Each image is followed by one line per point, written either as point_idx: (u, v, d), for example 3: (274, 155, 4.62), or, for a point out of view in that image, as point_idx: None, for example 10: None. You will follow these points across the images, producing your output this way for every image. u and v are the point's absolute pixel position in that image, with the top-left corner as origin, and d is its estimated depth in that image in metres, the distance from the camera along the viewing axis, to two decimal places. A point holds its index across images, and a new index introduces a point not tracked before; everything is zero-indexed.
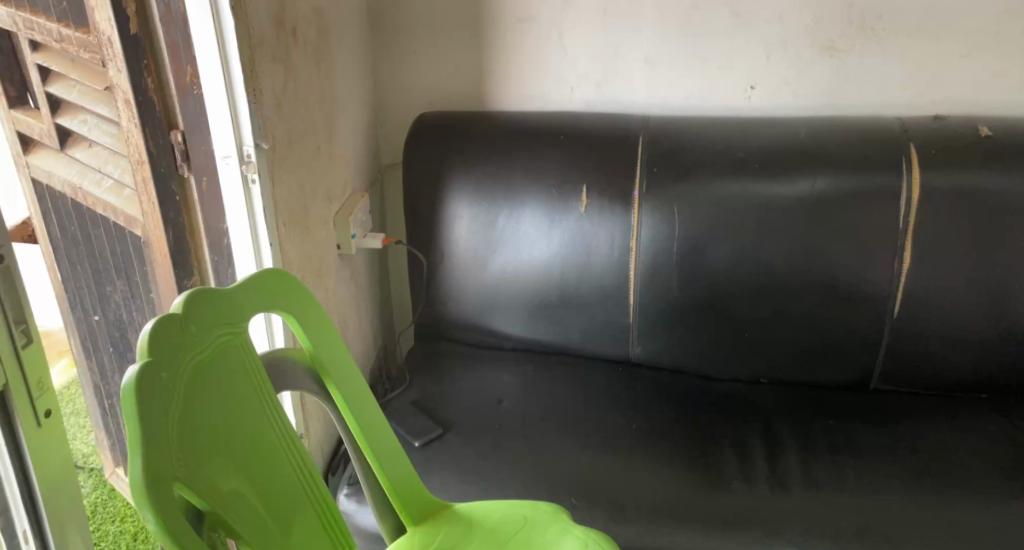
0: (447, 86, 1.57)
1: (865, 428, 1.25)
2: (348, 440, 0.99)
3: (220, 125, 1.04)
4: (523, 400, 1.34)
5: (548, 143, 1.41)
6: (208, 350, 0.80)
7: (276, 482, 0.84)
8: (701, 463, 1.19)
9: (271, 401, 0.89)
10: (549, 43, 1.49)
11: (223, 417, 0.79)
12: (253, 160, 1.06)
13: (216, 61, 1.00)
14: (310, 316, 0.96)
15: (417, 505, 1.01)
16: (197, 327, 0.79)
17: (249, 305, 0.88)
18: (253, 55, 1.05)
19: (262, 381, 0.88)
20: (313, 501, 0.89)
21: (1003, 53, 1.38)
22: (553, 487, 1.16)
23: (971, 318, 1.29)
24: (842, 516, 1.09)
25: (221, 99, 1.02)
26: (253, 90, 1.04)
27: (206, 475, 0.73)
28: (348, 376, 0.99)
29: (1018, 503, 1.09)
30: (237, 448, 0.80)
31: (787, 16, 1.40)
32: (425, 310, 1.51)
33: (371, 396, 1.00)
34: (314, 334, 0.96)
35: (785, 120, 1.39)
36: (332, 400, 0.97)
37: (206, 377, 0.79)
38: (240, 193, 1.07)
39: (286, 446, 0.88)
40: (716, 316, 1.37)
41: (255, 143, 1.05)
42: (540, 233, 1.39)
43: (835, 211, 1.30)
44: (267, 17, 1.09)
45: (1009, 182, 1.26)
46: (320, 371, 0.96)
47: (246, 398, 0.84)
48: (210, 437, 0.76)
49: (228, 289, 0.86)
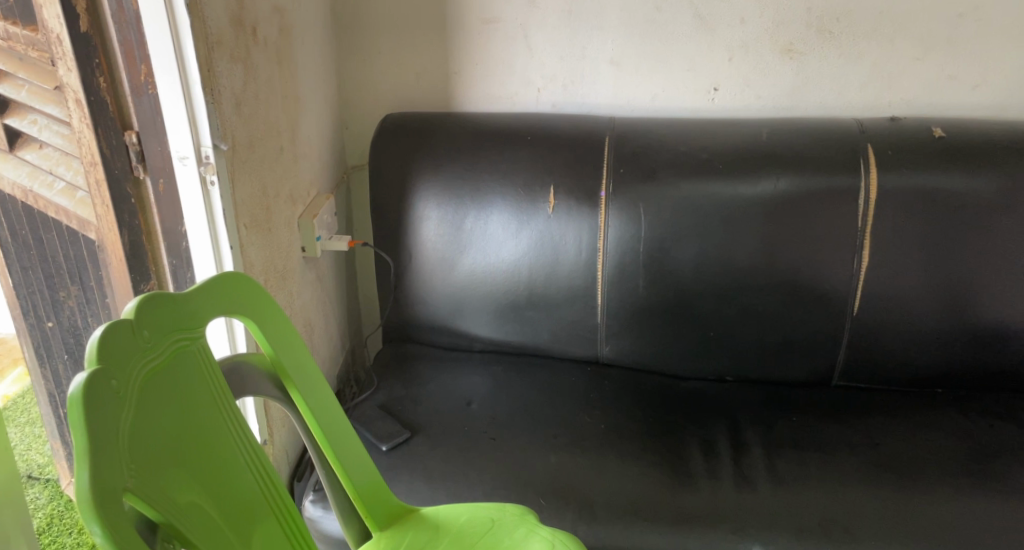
0: (412, 87, 1.56)
1: (827, 425, 1.27)
2: (311, 445, 0.98)
3: (177, 125, 1.02)
4: (491, 401, 1.34)
5: (514, 144, 1.41)
6: (162, 356, 0.79)
7: (236, 489, 0.83)
8: (668, 462, 1.20)
9: (230, 407, 0.87)
10: (514, 45, 1.49)
11: (179, 424, 0.78)
12: (211, 160, 1.04)
13: (172, 60, 0.99)
14: (270, 320, 0.94)
15: (382, 510, 1.00)
16: (151, 333, 0.78)
17: (206, 309, 0.86)
18: (210, 53, 1.03)
19: (221, 385, 0.87)
20: (274, 507, 0.88)
21: (957, 56, 1.41)
22: (520, 488, 1.15)
23: (929, 314, 1.32)
24: (805, 510, 1.11)
25: (178, 99, 1.01)
26: (210, 90, 1.03)
27: (160, 484, 0.72)
28: (312, 382, 0.97)
29: (973, 495, 1.12)
30: (194, 455, 0.78)
31: (747, 19, 1.41)
32: (393, 313, 1.50)
33: (334, 399, 0.99)
34: (275, 338, 0.94)
35: (747, 122, 1.40)
36: (295, 404, 0.96)
37: (159, 383, 0.77)
38: (198, 195, 1.05)
39: (246, 451, 0.87)
40: (682, 315, 1.38)
41: (213, 143, 1.03)
42: (509, 234, 1.39)
43: (796, 211, 1.32)
44: (226, 15, 1.08)
45: (963, 181, 1.28)
46: (282, 376, 0.94)
47: (204, 404, 0.83)
48: (163, 445, 0.75)
49: (184, 293, 0.84)
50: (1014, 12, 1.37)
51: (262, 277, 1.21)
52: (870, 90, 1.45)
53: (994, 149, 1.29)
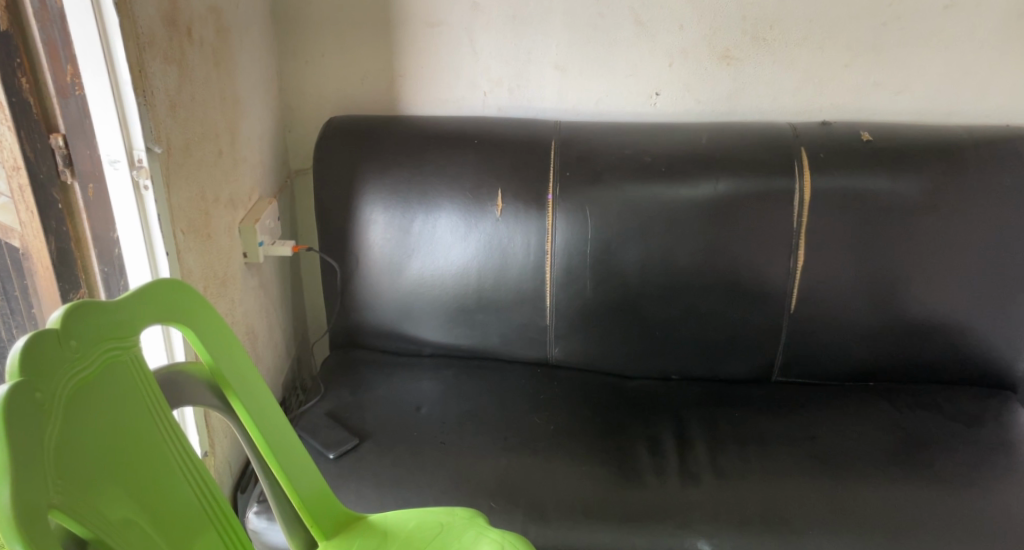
0: (356, 89, 1.54)
1: (769, 419, 1.31)
2: (252, 455, 0.95)
3: (107, 128, 0.99)
4: (441, 406, 1.33)
5: (460, 147, 1.40)
6: (92, 366, 0.76)
7: (174, 501, 0.80)
8: (616, 461, 1.21)
9: (167, 416, 0.85)
10: (458, 48, 1.49)
11: (111, 436, 0.75)
12: (144, 164, 1.02)
13: (100, 61, 0.96)
14: (208, 328, 0.91)
15: (329, 517, 0.98)
16: (79, 343, 0.75)
17: (140, 316, 0.83)
18: (142, 54, 1.01)
19: (156, 395, 0.84)
20: (214, 520, 0.85)
21: (883, 64, 1.46)
22: (470, 492, 1.15)
23: (863, 310, 1.36)
24: (749, 504, 1.13)
25: (107, 99, 0.98)
26: (143, 92, 1.01)
27: (91, 499, 0.70)
28: (253, 390, 0.95)
29: (906, 484, 1.16)
30: (128, 469, 0.76)
31: (687, 25, 1.44)
32: (339, 318, 1.48)
33: (276, 407, 0.97)
34: (213, 346, 0.91)
35: (688, 126, 1.43)
36: (235, 414, 0.93)
37: (88, 395, 0.74)
38: (131, 200, 1.03)
39: (185, 463, 0.85)
40: (630, 316, 1.40)
41: (146, 147, 1.02)
42: (457, 237, 1.39)
43: (737, 212, 1.35)
44: (156, 13, 1.05)
45: (891, 183, 1.33)
46: (221, 384, 0.91)
47: (138, 415, 0.80)
48: (94, 458, 0.72)
49: (116, 300, 0.81)
50: (934, 21, 1.42)
51: (201, 284, 1.18)
52: (804, 96, 1.49)
53: (920, 152, 1.34)
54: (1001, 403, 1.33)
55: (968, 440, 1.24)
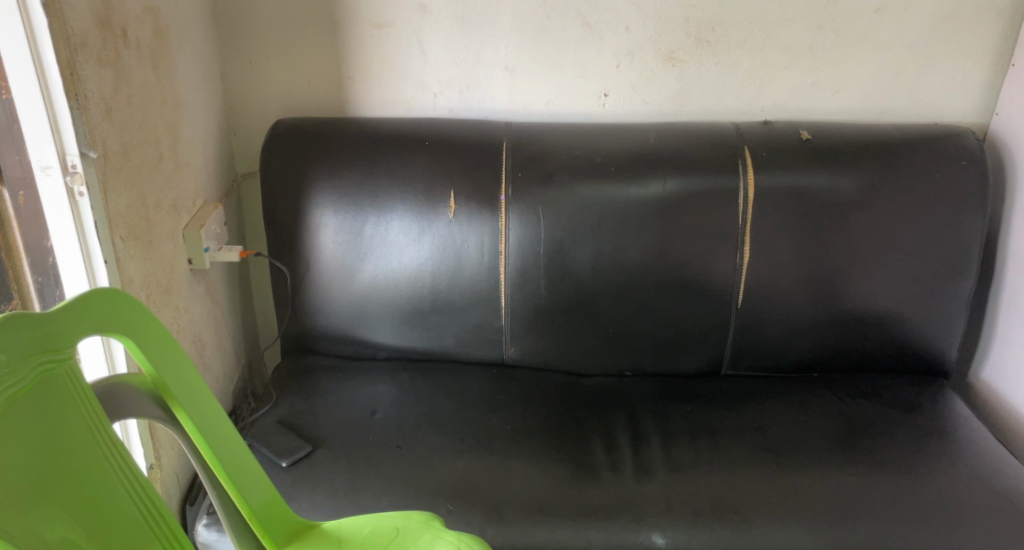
0: (302, 91, 1.53)
1: (717, 412, 1.35)
2: (200, 466, 0.93)
3: (38, 133, 0.96)
4: (397, 410, 1.33)
5: (411, 149, 1.40)
6: (23, 381, 0.74)
7: (114, 516, 0.79)
8: (571, 459, 1.24)
9: (106, 429, 0.83)
10: (407, 50, 1.49)
11: (43, 454, 0.74)
12: (79, 170, 0.99)
13: (29, 65, 0.94)
14: (150, 339, 0.88)
15: (281, 528, 0.96)
16: (10, 358, 0.73)
17: (78, 328, 0.80)
18: (73, 56, 0.98)
19: (94, 408, 0.82)
20: (159, 534, 0.84)
21: (820, 65, 1.49)
22: (427, 496, 1.16)
23: (806, 304, 1.40)
24: (700, 496, 1.17)
25: (37, 103, 0.95)
26: (75, 95, 0.98)
27: (22, 520, 0.69)
28: (200, 402, 0.92)
29: (847, 470, 1.21)
30: (62, 486, 0.75)
31: (633, 27, 1.47)
32: (290, 324, 1.46)
33: (224, 417, 0.95)
34: (157, 357, 0.88)
35: (636, 126, 1.46)
36: (180, 426, 0.91)
37: (17, 412, 0.73)
38: (66, 207, 1.00)
39: (127, 476, 0.83)
40: (583, 314, 1.42)
41: (80, 151, 0.98)
42: (410, 239, 1.39)
43: (684, 210, 1.38)
44: (88, 14, 1.02)
45: (829, 180, 1.37)
46: (165, 396, 0.88)
47: (75, 429, 0.79)
48: (24, 478, 0.71)
49: (51, 311, 0.78)
50: (867, 24, 1.45)
51: (143, 292, 1.15)
52: (746, 96, 1.52)
53: (858, 149, 1.38)
54: (935, 390, 1.40)
55: (903, 427, 1.30)
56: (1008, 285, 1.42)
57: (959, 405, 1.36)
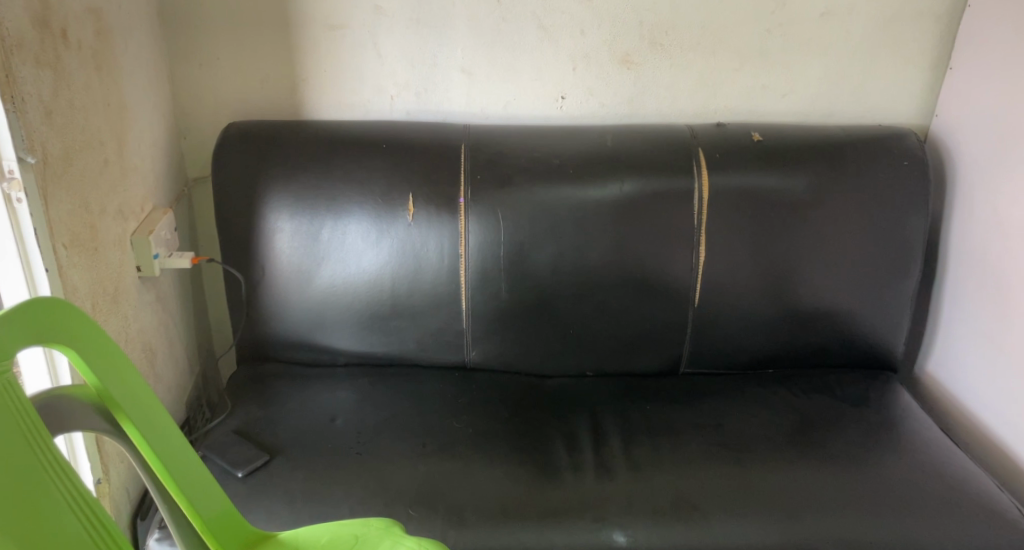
0: (256, 93, 1.50)
1: (675, 410, 1.37)
2: (149, 479, 0.90)
3: None
4: (356, 416, 1.32)
5: (368, 153, 1.39)
6: None
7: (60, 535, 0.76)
8: (533, 460, 1.24)
9: (49, 444, 0.79)
10: (362, 52, 1.48)
11: None
12: (16, 176, 0.95)
13: None
14: (93, 349, 0.85)
15: (236, 538, 0.94)
16: None
17: (17, 338, 0.77)
18: (9, 59, 0.94)
19: (35, 423, 0.79)
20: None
21: (769, 68, 1.52)
22: (388, 502, 1.15)
23: (760, 302, 1.43)
24: (659, 493, 1.18)
25: None
26: (12, 99, 0.94)
27: None
28: (147, 413, 0.89)
29: (801, 463, 1.24)
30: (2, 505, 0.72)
31: (588, 31, 1.48)
32: (246, 331, 1.44)
33: (173, 427, 0.92)
34: (101, 367, 0.85)
35: (592, 128, 1.47)
36: (127, 438, 0.87)
37: None
38: (3, 214, 0.96)
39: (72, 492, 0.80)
40: (544, 316, 1.43)
41: (17, 156, 0.95)
42: (368, 243, 1.38)
43: (641, 212, 1.39)
44: (23, 14, 0.98)
45: (781, 181, 1.40)
46: (111, 407, 0.85)
47: (15, 445, 0.75)
48: None
49: None
50: (814, 28, 1.49)
51: (88, 301, 1.12)
52: (699, 99, 1.54)
53: (807, 150, 1.42)
54: (883, 384, 1.45)
55: (854, 420, 1.34)
56: (951, 281, 1.48)
57: (906, 398, 1.41)
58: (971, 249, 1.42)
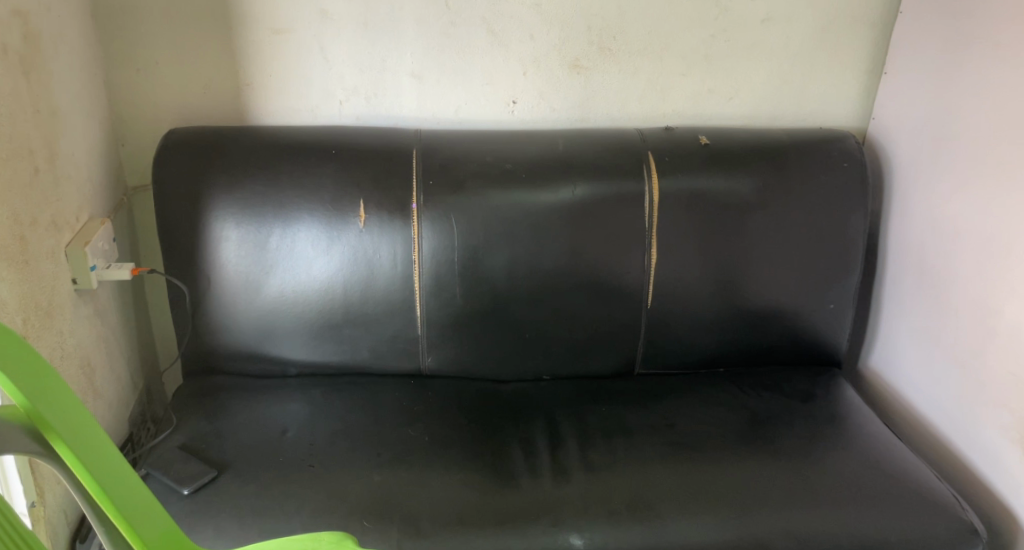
0: (198, 98, 1.46)
1: (630, 410, 1.38)
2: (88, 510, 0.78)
3: None
4: (308, 427, 1.29)
5: (316, 159, 1.36)
6: None
7: None
8: (490, 466, 1.23)
9: None
10: (309, 57, 1.45)
11: None
12: None
13: None
14: (17, 363, 0.75)
15: None
16: None
17: None
18: None
19: None
20: None
21: (714, 73, 1.55)
22: (343, 515, 1.13)
23: (711, 303, 1.45)
24: (616, 495, 1.19)
25: None
26: None
27: None
28: (80, 433, 0.77)
29: (753, 459, 1.26)
30: None
31: (537, 35, 1.48)
32: (193, 343, 1.40)
33: (118, 451, 0.80)
34: (27, 383, 0.75)
35: (544, 132, 1.47)
36: (61, 462, 0.76)
37: None
38: None
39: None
40: (499, 321, 1.42)
41: None
42: (318, 251, 1.35)
43: (593, 215, 1.40)
44: None
45: (728, 183, 1.42)
46: (40, 427, 0.74)
47: None
48: None
49: None
50: (755, 34, 1.52)
51: (19, 317, 1.06)
52: (648, 103, 1.56)
53: (752, 152, 1.45)
54: (829, 379, 1.49)
55: (803, 415, 1.37)
56: (891, 278, 1.53)
57: (850, 392, 1.45)
58: (909, 246, 1.47)
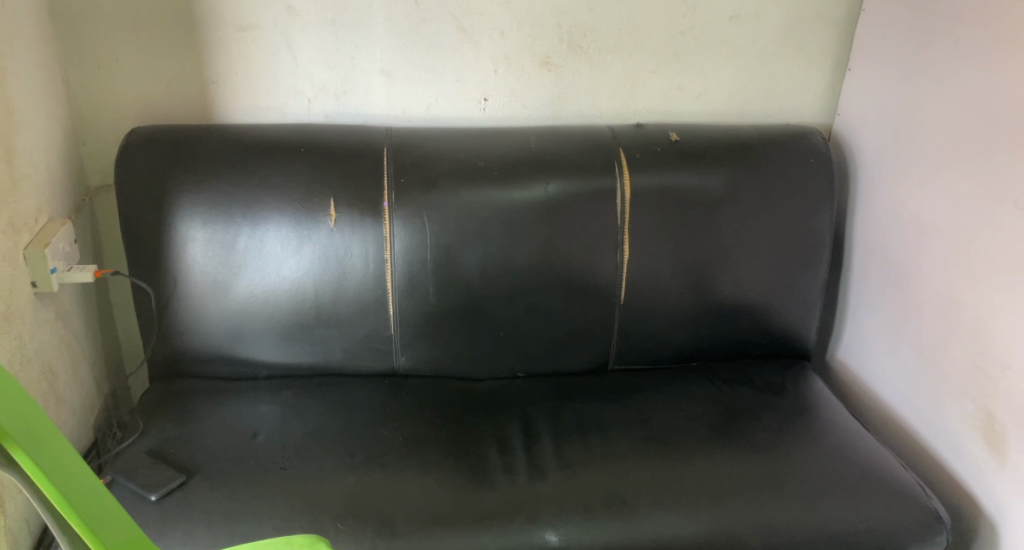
0: (161, 96, 1.43)
1: (604, 406, 1.39)
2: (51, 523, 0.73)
3: None
4: (280, 430, 1.27)
5: (285, 157, 1.35)
6: None
7: None
8: (465, 464, 1.23)
9: None
10: (276, 53, 1.43)
11: None
12: None
13: None
14: None
15: None
16: None
17: None
18: None
19: None
20: None
21: (684, 70, 1.56)
22: (316, 517, 1.12)
23: (682, 298, 1.47)
24: (590, 491, 1.19)
25: None
26: None
27: None
28: (42, 440, 0.72)
29: (725, 452, 1.28)
30: None
31: (507, 32, 1.48)
32: (160, 346, 1.38)
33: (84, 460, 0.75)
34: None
35: (516, 130, 1.47)
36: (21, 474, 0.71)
37: None
38: None
39: None
40: (472, 319, 1.42)
41: None
42: (288, 250, 1.34)
43: (566, 212, 1.40)
44: None
45: (698, 179, 1.44)
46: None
47: None
48: None
49: None
50: (723, 31, 1.53)
51: None
52: (618, 100, 1.57)
53: (722, 149, 1.46)
54: (798, 371, 1.51)
55: (773, 407, 1.39)
56: (857, 271, 1.56)
57: (818, 384, 1.48)
58: (874, 240, 1.50)
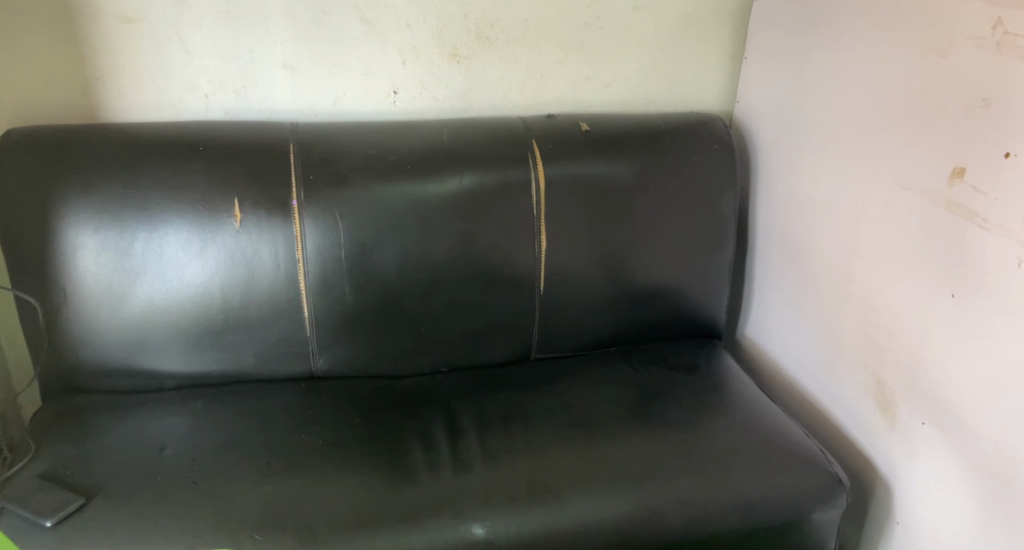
0: (40, 94, 1.34)
1: (526, 396, 1.39)
2: None
3: None
4: (190, 442, 1.21)
5: (182, 156, 1.27)
6: None
7: None
8: (388, 463, 1.21)
9: None
10: (167, 46, 1.35)
11: None
12: None
13: None
14: None
15: None
16: None
17: None
18: None
19: None
20: None
21: (591, 60, 1.58)
22: (232, 529, 1.07)
23: (598, 286, 1.48)
24: (514, 481, 1.19)
25: None
26: None
27: None
28: None
29: (645, 433, 1.30)
30: None
31: (413, 24, 1.45)
32: (52, 362, 1.29)
33: None
34: None
35: (427, 123, 1.45)
36: None
37: None
38: None
39: None
40: (391, 316, 1.39)
41: None
42: (191, 254, 1.27)
43: (480, 204, 1.39)
44: None
45: (609, 168, 1.45)
46: None
47: None
48: None
49: None
50: (626, 22, 1.56)
51: None
52: (528, 91, 1.57)
53: (631, 137, 1.48)
54: (710, 350, 1.56)
55: (690, 387, 1.43)
56: (762, 252, 1.62)
57: (730, 362, 1.53)
58: (776, 221, 1.57)
